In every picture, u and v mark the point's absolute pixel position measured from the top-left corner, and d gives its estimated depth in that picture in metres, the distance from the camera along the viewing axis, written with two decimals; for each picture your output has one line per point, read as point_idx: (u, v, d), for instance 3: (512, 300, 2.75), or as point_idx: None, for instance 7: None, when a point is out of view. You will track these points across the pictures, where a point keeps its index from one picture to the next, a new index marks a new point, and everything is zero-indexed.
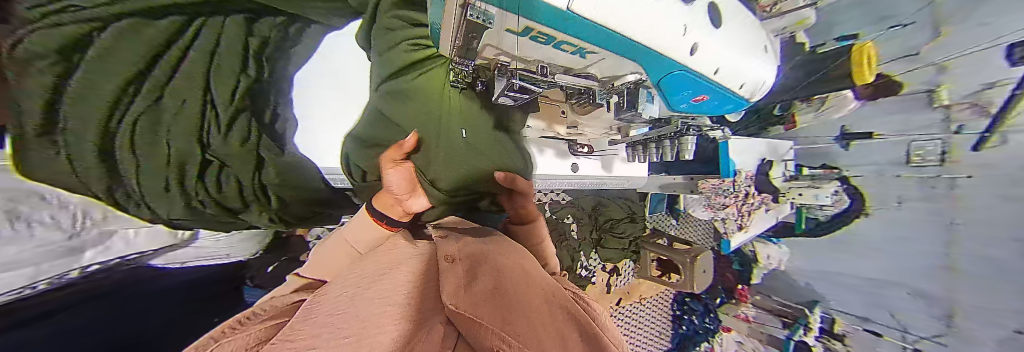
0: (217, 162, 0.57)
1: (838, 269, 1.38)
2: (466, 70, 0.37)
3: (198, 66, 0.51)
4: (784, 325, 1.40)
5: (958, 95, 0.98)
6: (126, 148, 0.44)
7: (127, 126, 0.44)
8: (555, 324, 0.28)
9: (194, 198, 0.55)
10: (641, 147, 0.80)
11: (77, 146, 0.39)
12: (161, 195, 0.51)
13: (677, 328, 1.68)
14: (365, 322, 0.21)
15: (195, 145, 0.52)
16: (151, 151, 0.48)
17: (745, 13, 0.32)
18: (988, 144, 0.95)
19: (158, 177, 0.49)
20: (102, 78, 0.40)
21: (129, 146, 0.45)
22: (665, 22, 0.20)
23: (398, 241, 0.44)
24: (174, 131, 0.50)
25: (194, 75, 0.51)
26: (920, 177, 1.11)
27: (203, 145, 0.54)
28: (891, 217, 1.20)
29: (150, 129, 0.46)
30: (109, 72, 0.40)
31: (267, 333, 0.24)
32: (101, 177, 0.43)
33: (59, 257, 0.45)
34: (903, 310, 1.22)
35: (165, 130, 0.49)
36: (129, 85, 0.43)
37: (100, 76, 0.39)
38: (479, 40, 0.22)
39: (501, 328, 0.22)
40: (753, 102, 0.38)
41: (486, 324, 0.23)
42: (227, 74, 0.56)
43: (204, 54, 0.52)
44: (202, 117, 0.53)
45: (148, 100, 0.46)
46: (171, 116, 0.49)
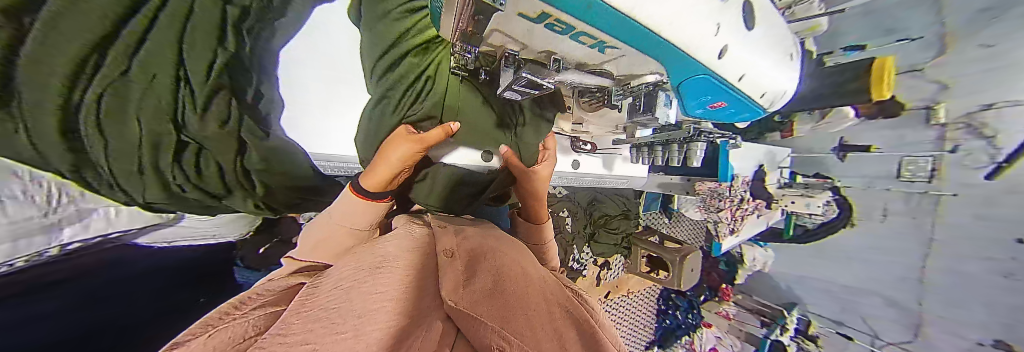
0: (194, 144, 0.46)
1: (816, 275, 1.42)
2: (468, 58, 0.35)
3: (170, 36, 0.36)
4: (761, 324, 1.47)
5: (956, 115, 1.00)
6: (92, 133, 0.34)
7: (91, 103, 0.32)
8: (553, 323, 0.28)
9: (171, 180, 0.46)
10: (646, 149, 0.79)
11: (36, 130, 0.29)
12: (132, 176, 0.41)
13: (661, 321, 1.71)
14: (361, 318, 0.20)
15: (170, 128, 0.40)
16: (117, 135, 0.36)
17: (775, 17, 0.30)
18: (1002, 175, 0.94)
19: (129, 159, 0.39)
20: (53, 54, 0.27)
21: (94, 122, 0.34)
22: (698, 21, 0.18)
23: (394, 234, 0.42)
24: (146, 108, 0.37)
25: (164, 47, 0.36)
26: (909, 191, 1.13)
27: (179, 126, 0.41)
28: (876, 230, 1.22)
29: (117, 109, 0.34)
30: (62, 49, 0.27)
31: (255, 328, 0.23)
32: (65, 154, 0.33)
33: (33, 235, 0.41)
34: (873, 316, 1.28)
35: (133, 105, 0.36)
36: (85, 60, 0.30)
37: (54, 50, 0.27)
38: (486, 24, 0.20)
39: (499, 326, 0.22)
40: (769, 113, 0.36)
41: (486, 322, 0.23)
42: (210, 42, 0.40)
43: (175, 19, 0.36)
44: (180, 95, 0.39)
45: (111, 77, 0.32)
46: (144, 94, 0.36)
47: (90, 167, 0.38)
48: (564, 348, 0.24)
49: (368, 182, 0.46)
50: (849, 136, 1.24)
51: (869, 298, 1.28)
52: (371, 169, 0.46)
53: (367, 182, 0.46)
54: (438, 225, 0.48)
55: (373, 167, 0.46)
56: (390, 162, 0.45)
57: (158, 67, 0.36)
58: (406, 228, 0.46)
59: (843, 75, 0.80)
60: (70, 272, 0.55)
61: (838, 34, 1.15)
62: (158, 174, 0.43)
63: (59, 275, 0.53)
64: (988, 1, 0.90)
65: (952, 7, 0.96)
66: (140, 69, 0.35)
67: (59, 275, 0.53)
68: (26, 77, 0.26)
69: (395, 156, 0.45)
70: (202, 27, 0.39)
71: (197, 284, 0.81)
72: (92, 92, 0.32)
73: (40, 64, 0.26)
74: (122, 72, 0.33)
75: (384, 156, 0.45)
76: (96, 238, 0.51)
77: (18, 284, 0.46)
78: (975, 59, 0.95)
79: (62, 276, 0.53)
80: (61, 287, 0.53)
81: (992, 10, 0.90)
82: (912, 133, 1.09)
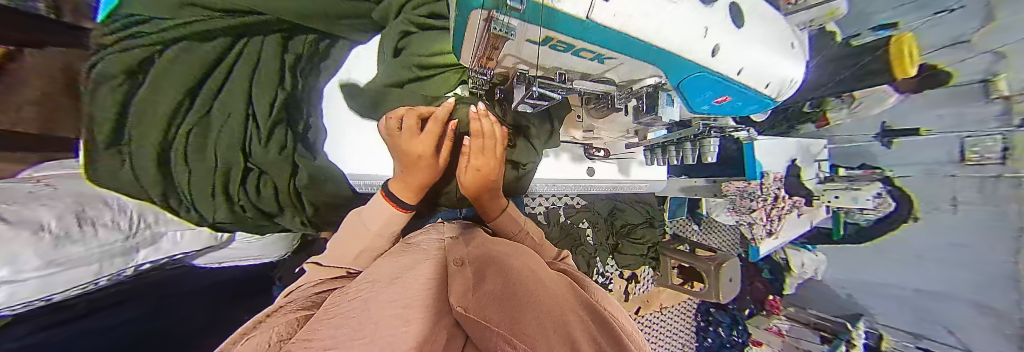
0: (258, 170, 0.52)
1: (883, 279, 1.26)
2: (483, 80, 0.38)
3: (241, 85, 0.48)
4: (822, 340, 1.31)
5: (1018, 86, 0.89)
6: (177, 160, 0.43)
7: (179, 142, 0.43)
8: (557, 314, 0.27)
9: (236, 203, 0.51)
10: (661, 149, 0.80)
11: (136, 157, 0.40)
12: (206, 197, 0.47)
13: (702, 340, 1.55)
14: (378, 323, 0.22)
15: (239, 154, 0.48)
16: (198, 164, 0.45)
17: (768, 11, 0.31)
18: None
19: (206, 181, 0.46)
20: (162, 99, 0.41)
21: (183, 157, 0.44)
22: (685, 27, 0.20)
23: (409, 248, 0.45)
24: (220, 142, 0.46)
25: (235, 93, 0.48)
26: (980, 176, 0.98)
27: (246, 153, 0.49)
28: (946, 223, 1.08)
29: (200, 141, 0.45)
30: (166, 93, 0.41)
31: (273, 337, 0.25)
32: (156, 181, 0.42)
33: (120, 255, 0.47)
34: (962, 326, 1.09)
35: (212, 141, 0.46)
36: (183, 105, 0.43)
37: (157, 92, 0.40)
38: (501, 51, 0.23)
39: (509, 332, 0.20)
40: (779, 102, 0.36)
41: (493, 326, 0.21)
42: (270, 81, 0.50)
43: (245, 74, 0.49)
44: (248, 129, 0.49)
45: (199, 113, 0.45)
46: (221, 127, 0.47)
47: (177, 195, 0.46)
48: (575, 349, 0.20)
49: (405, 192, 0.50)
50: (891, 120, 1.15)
51: (953, 304, 1.10)
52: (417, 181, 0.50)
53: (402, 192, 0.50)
54: (451, 234, 0.50)
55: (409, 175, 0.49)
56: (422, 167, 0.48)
57: (231, 106, 0.47)
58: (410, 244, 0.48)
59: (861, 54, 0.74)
60: (127, 293, 0.60)
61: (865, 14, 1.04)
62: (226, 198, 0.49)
63: (121, 293, 0.59)
64: None
65: None
66: (219, 107, 0.46)
67: (110, 299, 0.57)
68: (137, 110, 0.39)
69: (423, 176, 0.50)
70: (267, 73, 0.50)
71: (247, 299, 0.88)
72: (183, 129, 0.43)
73: (156, 93, 0.40)
74: (200, 115, 0.45)
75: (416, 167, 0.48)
76: (162, 259, 0.56)
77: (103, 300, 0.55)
78: None
79: (105, 302, 0.56)
80: (107, 313, 0.56)
81: None
82: (973, 111, 0.98)
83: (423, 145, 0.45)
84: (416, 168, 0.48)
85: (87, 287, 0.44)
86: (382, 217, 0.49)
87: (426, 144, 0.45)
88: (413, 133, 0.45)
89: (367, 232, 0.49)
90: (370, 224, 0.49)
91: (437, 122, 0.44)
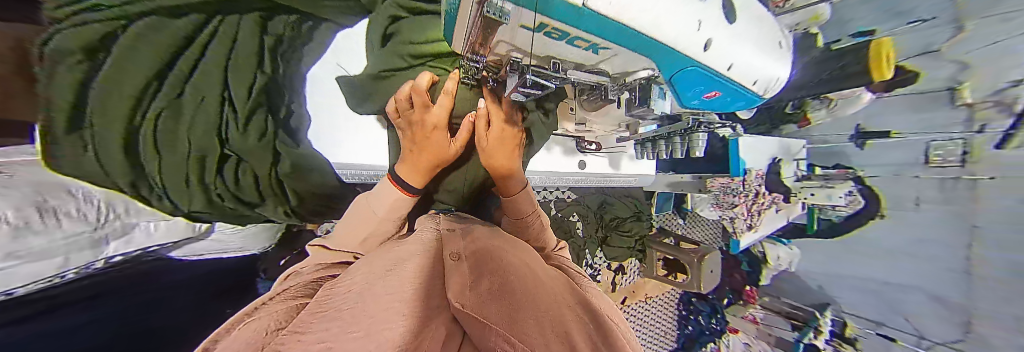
0: (234, 157, 0.52)
1: (851, 272, 1.35)
2: (477, 69, 0.38)
3: (214, 69, 0.46)
4: (793, 328, 1.41)
5: (981, 94, 0.96)
6: (146, 147, 0.41)
7: (147, 128, 0.41)
8: (554, 315, 0.27)
9: (212, 191, 0.51)
10: (650, 144, 0.80)
11: (100, 143, 0.37)
12: (180, 187, 0.46)
13: (683, 328, 1.63)
14: (372, 319, 0.21)
15: (214, 140, 0.47)
16: (171, 151, 0.44)
17: (760, 7, 0.31)
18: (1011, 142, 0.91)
19: (179, 169, 0.45)
20: (128, 80, 0.37)
21: (152, 146, 0.42)
22: (680, 20, 0.20)
23: (398, 242, 0.45)
24: (195, 128, 0.45)
25: (210, 77, 0.46)
26: (940, 177, 1.07)
27: (222, 139, 0.49)
28: (907, 219, 1.17)
29: (169, 127, 0.43)
30: (133, 74, 0.38)
31: (272, 326, 0.25)
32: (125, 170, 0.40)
33: (85, 249, 0.45)
34: (919, 315, 1.19)
35: (183, 126, 0.44)
36: (149, 87, 0.40)
37: (122, 72, 0.37)
38: (493, 37, 0.22)
39: (507, 330, 0.20)
40: (767, 98, 0.37)
41: (493, 325, 0.21)
42: (249, 66, 0.49)
43: (218, 57, 0.47)
44: (223, 114, 0.47)
45: (168, 98, 0.42)
46: (194, 112, 0.45)
47: (148, 183, 0.44)
48: (573, 348, 0.20)
49: (413, 177, 0.50)
50: (866, 123, 1.21)
51: (912, 295, 1.20)
52: (423, 160, 0.50)
53: (411, 177, 0.50)
54: (447, 227, 0.50)
55: (415, 156, 0.50)
56: (429, 149, 0.50)
57: (205, 90, 0.45)
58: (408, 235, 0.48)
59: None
60: (100, 288, 0.58)
61: (846, 21, 1.05)
62: (202, 186, 0.49)
63: (96, 287, 0.57)
64: None
65: None
66: (193, 91, 0.44)
67: (83, 292, 0.55)
68: (100, 89, 0.35)
69: (431, 153, 0.50)
70: (243, 55, 0.48)
71: (236, 294, 0.86)
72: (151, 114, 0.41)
73: (123, 73, 0.37)
74: (172, 99, 0.42)
75: (424, 148, 0.50)
76: (135, 252, 0.55)
77: (72, 294, 0.53)
78: (993, 34, 0.92)
79: (77, 295, 0.54)
80: (78, 308, 0.53)
81: None
82: (940, 115, 1.05)
83: (432, 120, 0.48)
84: (425, 147, 0.49)
85: (51, 281, 0.43)
86: (389, 199, 0.50)
87: (436, 119, 0.48)
88: (425, 110, 0.47)
89: (373, 216, 0.50)
90: (376, 208, 0.50)
91: (446, 97, 0.46)
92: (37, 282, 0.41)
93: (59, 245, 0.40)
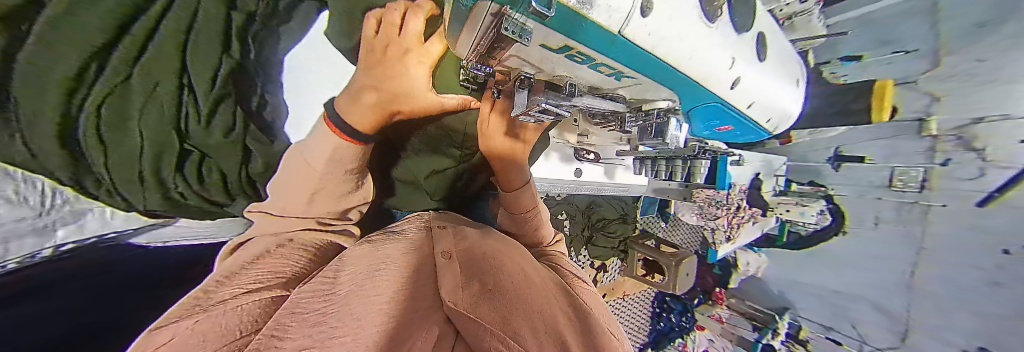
0: (198, 152, 0.56)
1: (808, 280, 1.46)
2: (479, 75, 0.35)
3: (170, 48, 0.42)
4: (753, 329, 1.48)
5: (947, 127, 1.02)
6: (89, 141, 0.45)
7: (92, 112, 0.42)
8: (551, 321, 0.25)
9: (170, 184, 0.57)
10: (650, 161, 0.87)
11: (34, 129, 0.39)
12: (131, 177, 0.52)
13: (655, 324, 1.73)
14: (360, 321, 0.19)
15: (171, 135, 0.50)
16: (120, 141, 0.47)
17: (783, 43, 0.32)
18: (995, 202, 0.96)
19: (129, 162, 0.50)
20: (58, 62, 0.35)
21: (96, 139, 0.45)
22: (715, 58, 0.19)
23: (386, 240, 0.42)
24: (148, 119, 0.47)
25: (167, 55, 0.42)
26: (898, 200, 1.16)
27: (183, 134, 0.52)
28: (867, 237, 1.25)
29: (117, 117, 0.44)
30: (61, 51, 0.34)
31: (249, 326, 0.25)
32: (64, 158, 0.45)
33: (25, 236, 0.52)
34: (864, 323, 1.31)
35: (133, 119, 0.46)
36: (90, 70, 0.38)
37: (51, 52, 0.34)
38: (505, 51, 0.20)
39: (499, 328, 0.19)
40: (774, 134, 0.38)
41: (485, 324, 0.19)
42: (213, 48, 0.45)
43: (178, 32, 0.41)
44: (183, 103, 0.48)
45: (111, 83, 0.41)
46: (146, 101, 0.45)
47: (92, 171, 0.49)
48: (564, 348, 0.19)
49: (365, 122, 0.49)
50: (844, 146, 1.25)
51: (858, 304, 1.32)
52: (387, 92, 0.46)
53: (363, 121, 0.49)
54: (438, 225, 0.48)
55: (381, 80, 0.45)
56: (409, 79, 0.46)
57: (159, 77, 0.44)
58: (388, 232, 0.47)
59: (845, 96, 0.72)
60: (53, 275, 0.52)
61: (837, 42, 1.14)
62: (157, 177, 0.54)
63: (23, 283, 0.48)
64: (983, 16, 0.91)
65: (948, 19, 0.96)
66: (143, 72, 0.42)
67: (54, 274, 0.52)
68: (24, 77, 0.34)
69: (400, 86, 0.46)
70: (205, 30, 0.43)
71: None
72: (91, 103, 0.41)
73: (54, 49, 0.33)
74: (122, 79, 0.41)
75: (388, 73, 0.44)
76: (94, 239, 0.60)
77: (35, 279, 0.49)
78: (964, 74, 0.97)
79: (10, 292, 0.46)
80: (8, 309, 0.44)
81: (987, 25, 0.90)
82: (906, 142, 1.11)
83: (420, 54, 0.44)
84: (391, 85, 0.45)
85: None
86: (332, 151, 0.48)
87: (427, 54, 0.45)
88: (419, 42, 0.43)
89: (312, 172, 0.49)
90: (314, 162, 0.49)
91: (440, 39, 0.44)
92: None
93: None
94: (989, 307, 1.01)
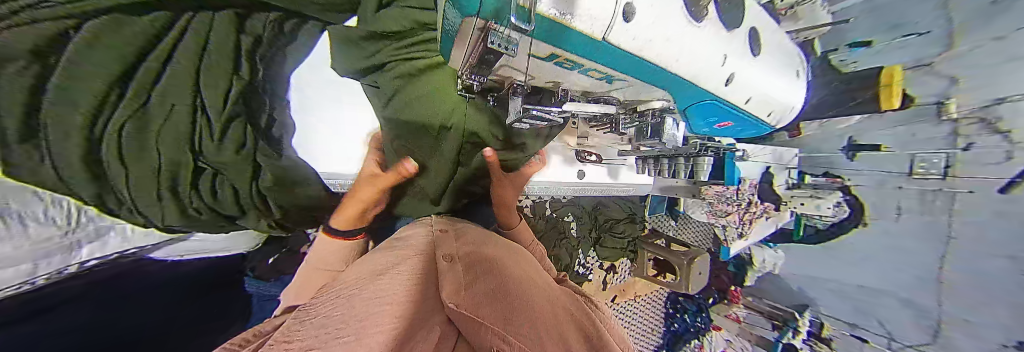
0: (212, 170, 0.54)
1: (828, 276, 1.40)
2: (475, 85, 0.36)
3: (184, 71, 0.44)
4: (773, 327, 1.44)
5: (967, 108, 0.98)
6: (113, 161, 0.41)
7: (114, 133, 0.39)
8: (554, 323, 0.25)
9: (188, 204, 0.52)
10: (653, 159, 0.86)
11: (58, 153, 0.35)
12: (151, 201, 0.47)
13: (669, 325, 1.66)
14: (363, 321, 0.20)
15: (187, 153, 0.48)
16: (140, 164, 0.44)
17: (779, 35, 0.31)
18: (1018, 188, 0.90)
19: (149, 186, 0.46)
20: (85, 82, 0.34)
21: (119, 161, 0.41)
22: (706, 56, 0.19)
23: (390, 245, 0.42)
24: (164, 138, 0.45)
25: (182, 76, 0.44)
26: (921, 188, 1.10)
27: (197, 153, 0.49)
28: (889, 228, 1.20)
29: (137, 137, 0.41)
30: (80, 90, 0.34)
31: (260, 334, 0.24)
32: (90, 185, 0.41)
33: (54, 254, 0.48)
34: (890, 319, 1.25)
35: (153, 139, 0.43)
36: (115, 88, 0.37)
37: (72, 82, 0.33)
38: (495, 61, 0.20)
39: (502, 328, 0.19)
40: (777, 128, 0.37)
41: (487, 324, 0.19)
42: (226, 70, 0.48)
43: (193, 58, 0.44)
44: (196, 121, 0.47)
45: (133, 105, 0.40)
46: (166, 119, 0.44)
47: (113, 196, 0.45)
48: (567, 348, 0.19)
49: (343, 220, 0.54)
50: (858, 136, 1.22)
51: (884, 299, 1.26)
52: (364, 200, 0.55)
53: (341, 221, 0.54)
54: (440, 229, 0.48)
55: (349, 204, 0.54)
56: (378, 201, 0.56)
57: (176, 97, 0.44)
58: (394, 239, 0.47)
59: None
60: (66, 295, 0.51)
61: (842, 31, 1.12)
62: (175, 199, 0.50)
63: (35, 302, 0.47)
64: None
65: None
66: (160, 97, 0.42)
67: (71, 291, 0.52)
68: (56, 96, 0.32)
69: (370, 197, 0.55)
70: (219, 49, 0.47)
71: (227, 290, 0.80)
72: (116, 122, 0.39)
73: (74, 80, 0.33)
74: (137, 108, 0.40)
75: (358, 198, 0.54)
76: (115, 254, 0.58)
77: (55, 295, 0.49)
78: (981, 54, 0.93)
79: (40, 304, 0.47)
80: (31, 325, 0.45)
81: (1003, 2, 0.87)
82: (924, 130, 1.07)
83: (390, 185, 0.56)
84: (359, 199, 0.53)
85: (23, 287, 0.45)
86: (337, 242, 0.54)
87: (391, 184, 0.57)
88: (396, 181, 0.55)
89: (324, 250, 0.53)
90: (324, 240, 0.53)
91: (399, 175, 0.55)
92: (10, 288, 0.44)
93: (23, 252, 0.43)
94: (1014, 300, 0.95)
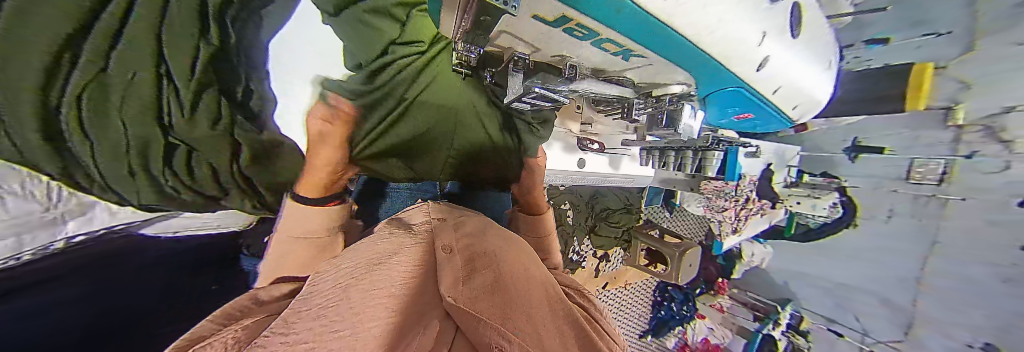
0: (185, 147, 0.46)
1: (816, 272, 1.43)
2: (471, 58, 0.33)
3: (147, 28, 0.36)
4: (754, 319, 1.47)
5: (975, 116, 0.95)
6: (72, 130, 0.36)
7: (68, 106, 0.34)
8: (552, 321, 0.23)
9: (164, 184, 0.48)
10: (659, 152, 0.89)
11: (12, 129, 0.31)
12: (127, 180, 0.44)
13: (655, 312, 1.65)
14: (358, 315, 0.18)
15: (157, 129, 0.42)
16: (102, 137, 0.38)
17: (819, 20, 0.30)
18: None
19: (118, 163, 0.41)
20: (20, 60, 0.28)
21: (81, 132, 0.36)
22: (742, 28, 0.18)
23: (391, 231, 0.41)
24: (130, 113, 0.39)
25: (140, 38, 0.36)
26: (915, 194, 1.12)
27: (166, 127, 0.43)
28: (878, 230, 1.22)
29: (98, 113, 0.36)
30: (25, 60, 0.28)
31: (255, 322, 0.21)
32: (54, 160, 0.36)
33: (35, 230, 0.45)
34: (867, 314, 1.30)
35: (115, 112, 0.38)
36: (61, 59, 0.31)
37: (13, 58, 0.27)
38: (491, 25, 0.18)
39: (501, 324, 0.18)
40: (794, 119, 0.37)
41: (486, 320, 0.18)
42: (190, 30, 0.40)
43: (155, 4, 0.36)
44: (161, 93, 0.40)
45: (90, 72, 0.34)
46: (125, 90, 0.37)
47: (82, 169, 0.40)
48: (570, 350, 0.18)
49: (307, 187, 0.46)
50: (863, 137, 1.20)
51: (864, 296, 1.30)
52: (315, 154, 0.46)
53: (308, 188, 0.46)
54: (438, 217, 0.46)
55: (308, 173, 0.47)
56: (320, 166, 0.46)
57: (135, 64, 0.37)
58: (392, 222, 0.45)
59: None
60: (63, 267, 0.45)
61: (862, 23, 1.07)
62: (151, 178, 0.46)
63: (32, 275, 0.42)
64: None
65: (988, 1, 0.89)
66: (119, 65, 0.35)
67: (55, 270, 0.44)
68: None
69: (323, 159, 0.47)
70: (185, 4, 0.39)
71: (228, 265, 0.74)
72: (70, 94, 0.33)
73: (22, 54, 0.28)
74: (94, 75, 0.34)
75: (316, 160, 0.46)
76: (102, 230, 0.52)
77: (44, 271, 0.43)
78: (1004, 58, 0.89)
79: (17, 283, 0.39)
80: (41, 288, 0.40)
81: None
82: (929, 134, 1.05)
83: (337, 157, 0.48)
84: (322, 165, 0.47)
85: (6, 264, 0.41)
86: (311, 221, 0.44)
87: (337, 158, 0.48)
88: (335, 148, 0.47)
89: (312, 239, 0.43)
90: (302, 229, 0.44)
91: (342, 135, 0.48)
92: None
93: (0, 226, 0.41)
94: (994, 308, 1.01)
